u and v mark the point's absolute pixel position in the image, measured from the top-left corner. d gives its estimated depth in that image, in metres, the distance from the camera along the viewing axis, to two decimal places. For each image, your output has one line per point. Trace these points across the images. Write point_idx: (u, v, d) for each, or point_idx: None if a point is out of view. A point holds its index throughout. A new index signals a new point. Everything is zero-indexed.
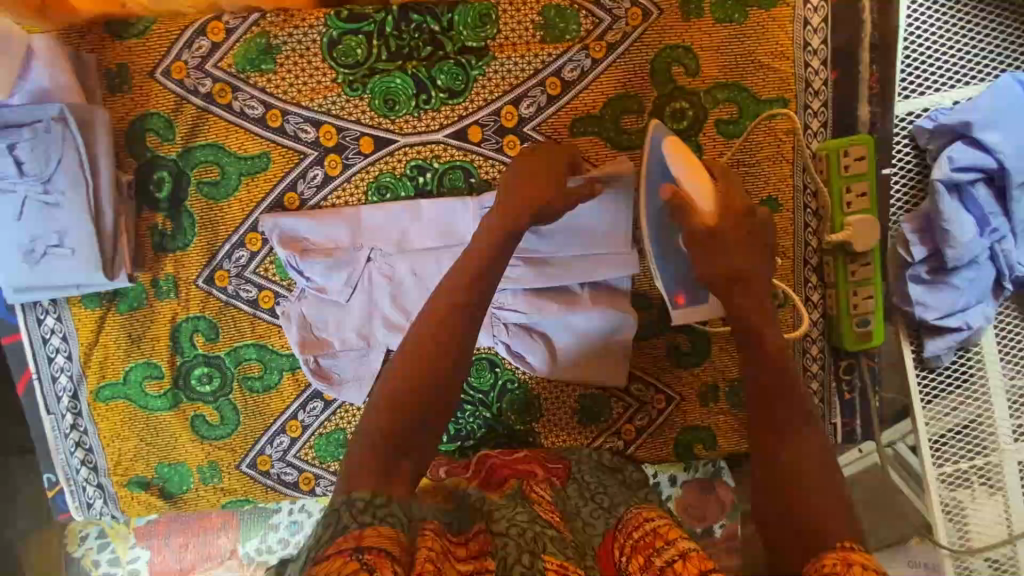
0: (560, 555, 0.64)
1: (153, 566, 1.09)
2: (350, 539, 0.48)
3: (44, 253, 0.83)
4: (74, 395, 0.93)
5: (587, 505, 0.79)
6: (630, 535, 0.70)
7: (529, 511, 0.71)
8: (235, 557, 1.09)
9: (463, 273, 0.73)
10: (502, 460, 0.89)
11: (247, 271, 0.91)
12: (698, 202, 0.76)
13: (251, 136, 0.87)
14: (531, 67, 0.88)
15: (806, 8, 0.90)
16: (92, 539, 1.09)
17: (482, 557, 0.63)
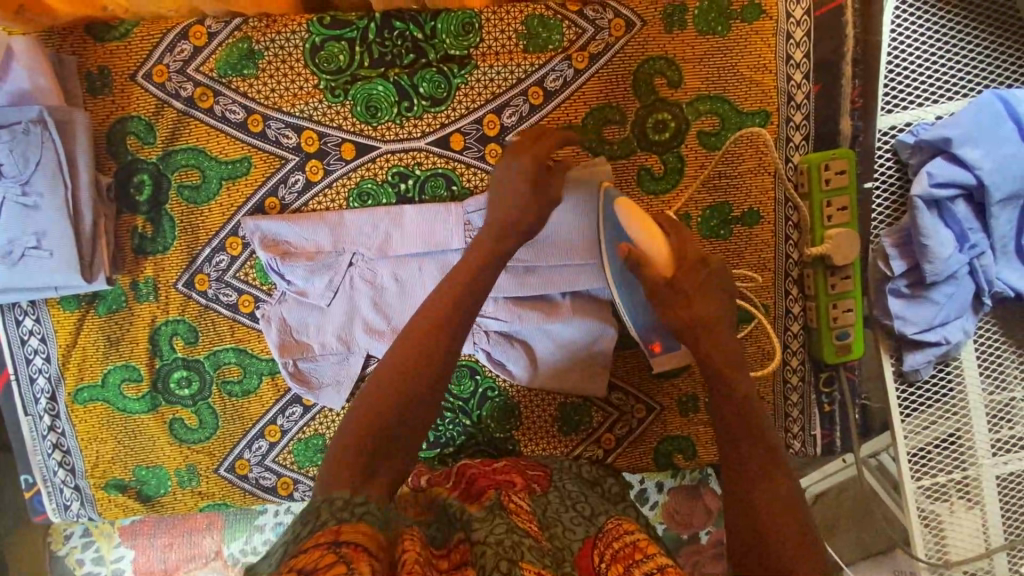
0: (538, 564, 0.64)
1: (136, 566, 1.10)
2: (327, 533, 0.48)
3: (22, 255, 0.83)
4: (51, 397, 0.93)
5: (568, 512, 0.79)
6: (609, 544, 0.72)
7: (507, 521, 0.71)
8: (219, 558, 1.09)
9: (444, 294, 0.73)
10: (482, 470, 0.90)
11: (227, 275, 0.91)
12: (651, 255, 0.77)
13: (232, 140, 0.87)
14: (513, 76, 0.88)
15: (788, 21, 0.90)
16: (76, 538, 1.09)
17: (462, 567, 0.66)
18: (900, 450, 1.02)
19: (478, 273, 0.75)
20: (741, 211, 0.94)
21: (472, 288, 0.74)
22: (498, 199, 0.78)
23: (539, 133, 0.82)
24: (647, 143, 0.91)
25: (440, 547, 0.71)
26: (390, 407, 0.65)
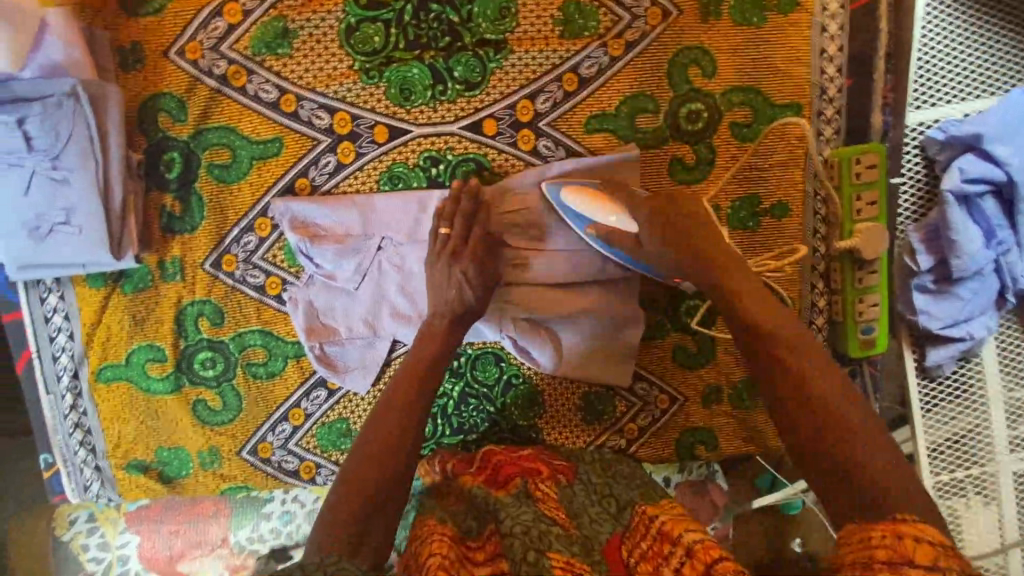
0: (566, 553, 0.64)
1: (142, 551, 1.09)
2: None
3: (50, 230, 0.82)
4: (74, 375, 0.92)
5: (594, 507, 0.78)
6: (638, 543, 0.71)
7: (533, 509, 0.71)
8: (225, 546, 1.10)
9: (409, 372, 0.82)
10: (507, 457, 0.89)
11: (255, 257, 0.91)
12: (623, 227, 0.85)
13: (264, 120, 0.87)
14: (549, 62, 0.88)
15: (823, 14, 0.90)
16: (83, 523, 1.09)
17: (497, 558, 0.69)
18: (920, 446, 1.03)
19: (439, 353, 0.83)
20: (771, 204, 0.94)
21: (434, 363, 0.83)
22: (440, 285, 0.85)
23: (470, 209, 0.86)
24: (679, 132, 0.91)
25: (475, 539, 0.73)
26: (370, 478, 0.72)
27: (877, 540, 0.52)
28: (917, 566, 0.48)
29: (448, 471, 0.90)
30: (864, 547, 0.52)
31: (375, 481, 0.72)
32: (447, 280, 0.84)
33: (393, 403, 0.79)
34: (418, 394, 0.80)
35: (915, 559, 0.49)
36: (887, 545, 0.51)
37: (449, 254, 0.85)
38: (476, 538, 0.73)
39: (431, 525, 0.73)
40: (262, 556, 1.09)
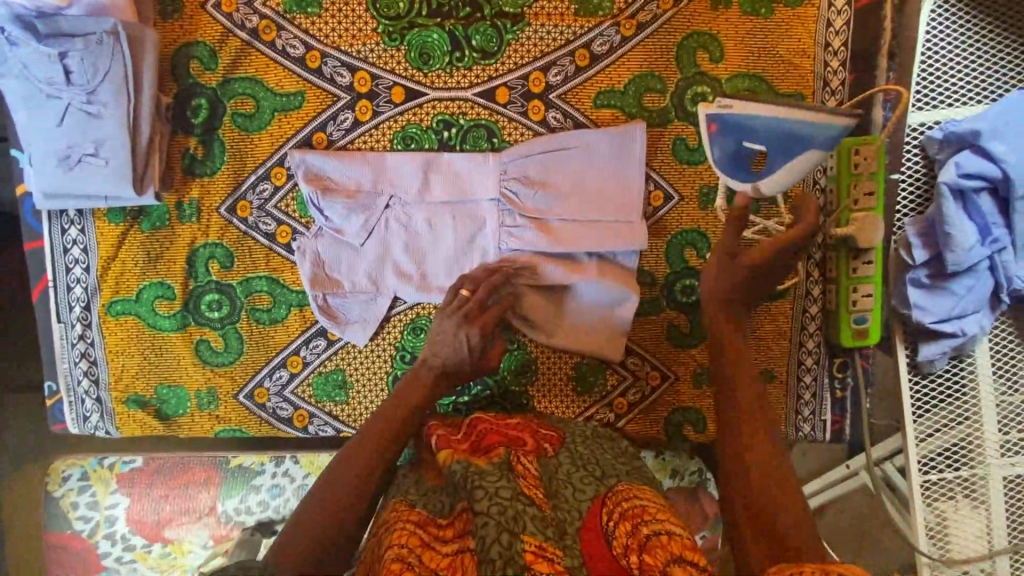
0: (539, 536, 0.66)
1: (129, 512, 1.24)
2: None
3: (78, 160, 0.87)
4: (86, 307, 0.95)
5: (578, 471, 0.79)
6: (619, 504, 0.75)
7: (512, 486, 0.71)
8: (213, 514, 1.24)
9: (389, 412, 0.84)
10: (493, 426, 0.88)
11: (268, 205, 0.94)
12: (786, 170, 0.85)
13: (289, 74, 0.91)
14: (563, 37, 0.92)
15: (830, 10, 0.95)
16: (74, 481, 1.23)
17: (465, 535, 0.72)
18: (912, 451, 1.03)
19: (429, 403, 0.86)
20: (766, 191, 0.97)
21: (415, 415, 0.85)
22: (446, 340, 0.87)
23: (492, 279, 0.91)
24: (685, 114, 0.95)
25: (445, 518, 0.75)
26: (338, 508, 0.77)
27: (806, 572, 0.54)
28: None
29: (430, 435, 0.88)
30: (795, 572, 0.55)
31: (341, 511, 0.77)
32: (453, 341, 0.86)
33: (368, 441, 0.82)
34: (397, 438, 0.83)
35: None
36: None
37: (461, 315, 0.88)
38: (447, 516, 0.76)
39: (400, 510, 0.77)
40: (246, 526, 1.23)
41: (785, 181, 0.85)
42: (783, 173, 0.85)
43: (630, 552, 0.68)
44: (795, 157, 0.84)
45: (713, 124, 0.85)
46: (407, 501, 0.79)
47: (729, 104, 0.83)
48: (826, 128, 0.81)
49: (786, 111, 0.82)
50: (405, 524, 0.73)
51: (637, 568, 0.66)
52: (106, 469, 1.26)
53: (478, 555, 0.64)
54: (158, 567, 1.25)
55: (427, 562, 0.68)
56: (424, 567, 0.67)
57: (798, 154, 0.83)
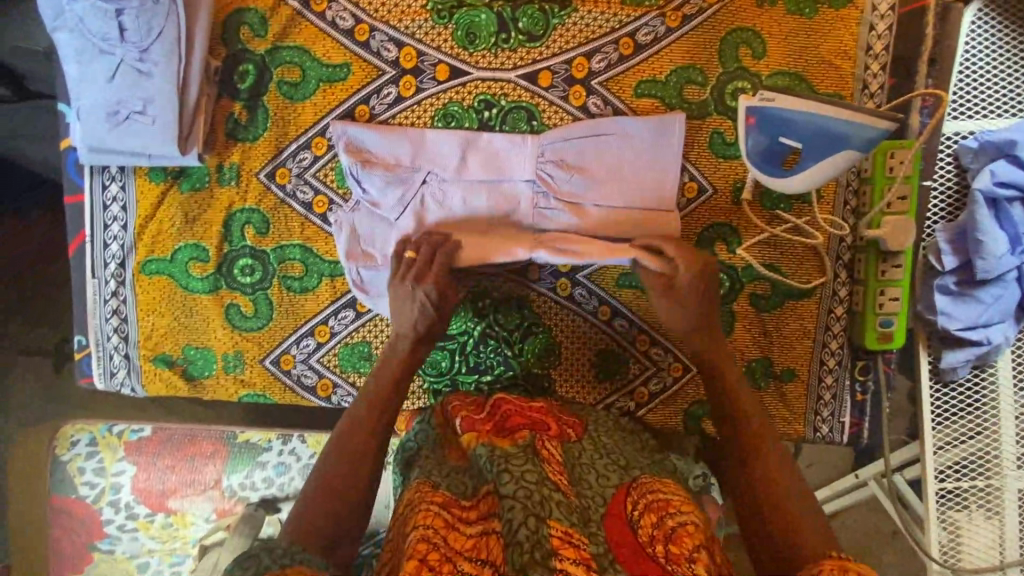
0: (566, 522, 0.64)
1: (134, 480, 1.27)
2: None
3: (127, 117, 0.88)
4: (121, 264, 0.96)
5: (603, 458, 0.80)
6: (644, 495, 0.74)
7: (538, 471, 0.71)
8: (217, 487, 1.27)
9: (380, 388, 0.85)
10: (517, 407, 0.86)
11: (308, 173, 0.95)
12: (818, 169, 0.85)
13: (337, 45, 0.92)
14: (609, 24, 0.93)
15: (873, 14, 0.95)
16: (82, 447, 1.26)
17: (490, 518, 0.71)
18: (928, 459, 1.04)
19: (401, 376, 0.86)
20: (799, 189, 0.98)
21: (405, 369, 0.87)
22: (403, 304, 0.89)
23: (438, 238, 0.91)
24: (724, 108, 0.95)
25: (469, 500, 0.75)
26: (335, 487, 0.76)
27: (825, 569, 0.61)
28: None
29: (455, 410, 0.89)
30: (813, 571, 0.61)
31: (341, 489, 0.76)
32: (414, 303, 0.87)
33: (365, 417, 0.82)
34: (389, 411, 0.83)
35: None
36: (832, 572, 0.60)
37: (414, 277, 0.88)
38: (470, 498, 0.75)
39: (423, 491, 0.75)
40: (250, 501, 1.26)
41: (819, 177, 0.86)
42: (817, 169, 0.86)
43: (656, 542, 0.67)
44: (833, 155, 0.84)
45: (752, 117, 0.85)
46: (431, 481, 0.79)
47: (770, 98, 0.82)
48: (867, 130, 0.80)
49: (826, 107, 0.81)
50: (430, 506, 0.73)
51: (663, 556, 0.65)
52: (114, 436, 1.29)
53: (505, 539, 0.64)
54: (160, 537, 1.27)
55: (453, 544, 0.67)
56: (450, 548, 0.66)
57: (835, 153, 0.84)
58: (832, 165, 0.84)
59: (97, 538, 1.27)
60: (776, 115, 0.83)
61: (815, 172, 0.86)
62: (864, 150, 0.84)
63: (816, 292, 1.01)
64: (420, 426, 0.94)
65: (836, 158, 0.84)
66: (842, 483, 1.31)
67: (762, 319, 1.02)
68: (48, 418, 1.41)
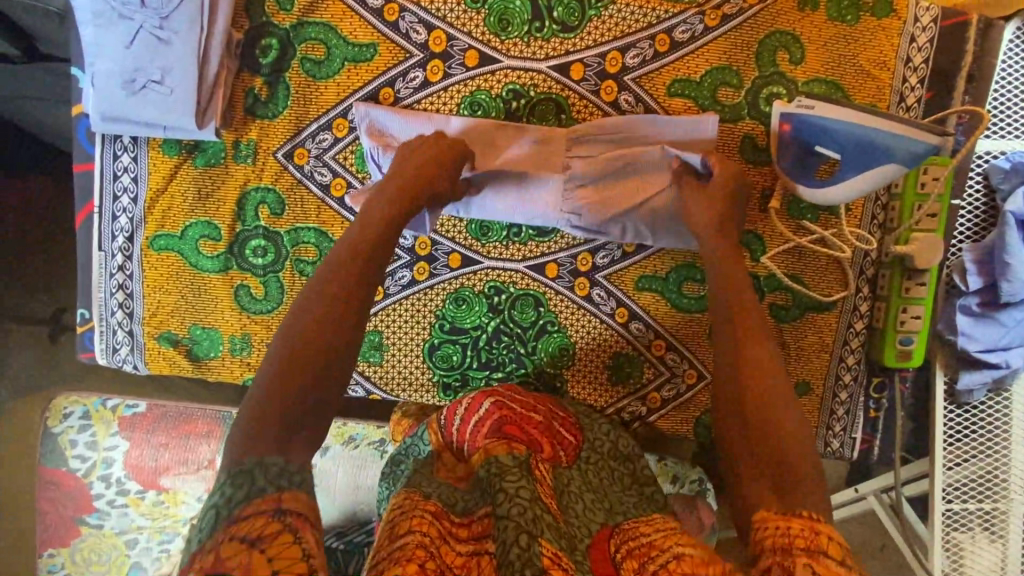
0: (556, 544, 0.61)
1: (126, 455, 1.24)
2: (269, 500, 0.51)
3: (143, 86, 0.84)
4: (129, 238, 0.93)
5: (589, 494, 0.77)
6: (626, 541, 0.70)
7: (532, 489, 0.68)
8: (210, 467, 1.25)
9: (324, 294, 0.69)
10: (512, 417, 0.83)
11: (327, 155, 0.93)
12: (859, 182, 0.84)
13: (365, 24, 0.89)
14: (646, 19, 0.90)
15: (915, 25, 0.93)
16: (74, 419, 1.23)
17: (482, 540, 0.69)
18: (939, 476, 1.03)
19: (376, 252, 0.75)
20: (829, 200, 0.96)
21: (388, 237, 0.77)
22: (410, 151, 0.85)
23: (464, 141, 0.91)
24: (758, 113, 0.93)
25: (462, 516, 0.72)
26: (288, 392, 0.60)
27: (796, 530, 0.57)
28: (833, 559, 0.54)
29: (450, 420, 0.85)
30: (783, 532, 0.57)
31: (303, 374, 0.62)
32: (427, 147, 0.84)
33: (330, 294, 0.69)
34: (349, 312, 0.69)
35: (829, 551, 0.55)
36: (804, 536, 0.56)
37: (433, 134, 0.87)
38: (462, 514, 0.72)
39: (413, 499, 0.71)
40: None
41: (858, 191, 0.85)
42: (857, 182, 0.84)
43: None
44: (874, 168, 0.82)
45: (787, 123, 0.86)
46: (421, 492, 0.73)
47: (810, 105, 0.83)
48: (914, 145, 0.79)
49: (868, 118, 0.81)
50: (422, 514, 0.68)
51: None
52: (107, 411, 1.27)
53: (497, 559, 0.61)
54: (150, 514, 1.26)
55: (446, 556, 0.63)
56: (443, 560, 0.62)
57: (877, 164, 0.81)
58: (875, 179, 0.82)
59: (85, 512, 1.25)
60: (814, 123, 0.84)
61: (856, 185, 0.84)
62: (909, 165, 0.81)
63: (837, 305, 0.99)
64: (413, 439, 0.93)
65: (879, 170, 0.82)
66: (841, 496, 1.29)
67: (782, 330, 1.00)
68: (42, 389, 1.39)
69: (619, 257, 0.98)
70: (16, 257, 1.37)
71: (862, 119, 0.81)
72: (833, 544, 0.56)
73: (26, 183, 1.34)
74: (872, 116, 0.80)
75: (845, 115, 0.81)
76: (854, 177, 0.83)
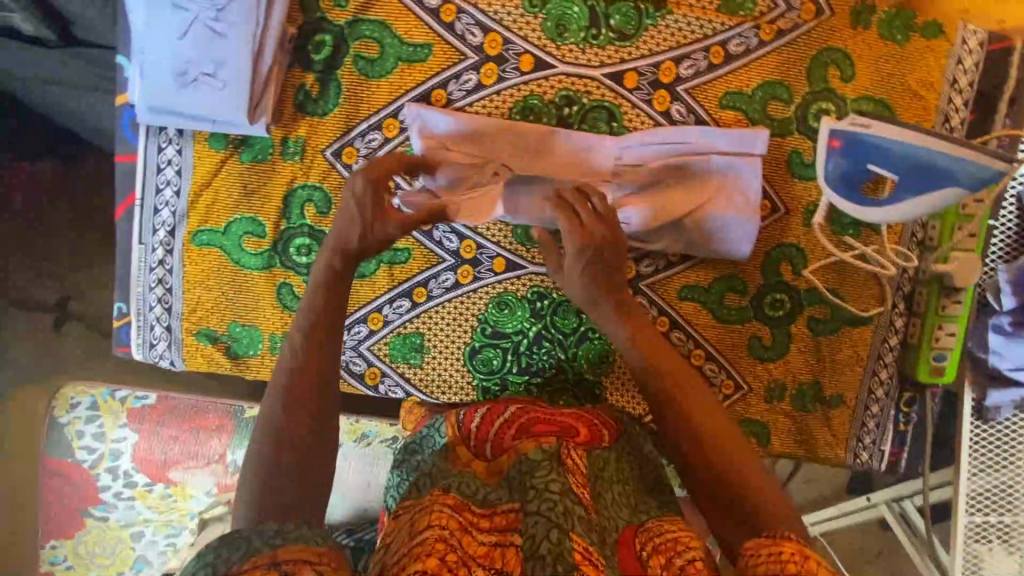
0: (587, 539, 0.61)
1: (136, 448, 1.23)
2: (264, 558, 0.55)
3: (195, 79, 0.83)
4: (170, 232, 0.92)
5: (618, 486, 0.78)
6: (653, 537, 0.68)
7: (562, 481, 0.67)
8: (221, 462, 1.24)
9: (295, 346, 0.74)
10: (540, 415, 0.87)
11: (375, 155, 0.91)
12: (920, 203, 0.85)
13: (421, 24, 0.88)
14: (701, 31, 0.91)
15: (962, 48, 0.93)
16: (82, 410, 1.21)
17: (507, 532, 0.66)
18: (962, 486, 1.04)
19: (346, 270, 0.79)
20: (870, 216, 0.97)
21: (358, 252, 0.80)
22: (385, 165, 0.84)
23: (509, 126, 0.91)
24: (805, 128, 0.94)
25: (484, 506, 0.69)
26: (281, 462, 0.68)
27: (786, 556, 0.56)
28: None
29: (469, 418, 0.87)
30: (776, 560, 0.56)
31: (290, 439, 0.69)
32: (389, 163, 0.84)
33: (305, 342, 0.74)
34: (321, 356, 0.74)
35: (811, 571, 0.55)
36: (795, 561, 0.56)
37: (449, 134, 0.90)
38: (483, 505, 0.69)
39: (434, 496, 0.69)
40: None
41: (919, 211, 0.86)
42: (918, 203, 0.85)
43: None
44: (936, 191, 0.84)
45: (837, 139, 0.85)
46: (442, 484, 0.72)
47: (867, 123, 0.83)
48: (980, 169, 0.81)
49: (930, 139, 0.82)
50: (441, 508, 0.67)
51: None
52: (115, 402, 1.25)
53: (525, 553, 0.61)
54: (156, 508, 1.25)
55: (467, 548, 0.63)
56: (465, 553, 0.62)
57: (941, 187, 0.83)
58: (938, 198, 0.84)
59: (90, 504, 1.22)
60: (866, 142, 0.84)
61: (918, 206, 0.85)
62: (972, 189, 0.83)
63: (877, 319, 1.00)
64: (430, 430, 0.91)
65: (941, 193, 0.83)
66: (849, 504, 1.30)
67: (819, 343, 1.01)
68: (46, 377, 1.37)
69: (663, 267, 0.99)
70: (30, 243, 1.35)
71: (925, 140, 0.82)
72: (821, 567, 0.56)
73: (36, 171, 1.31)
74: (934, 138, 0.82)
75: (905, 134, 0.82)
76: (914, 197, 0.85)
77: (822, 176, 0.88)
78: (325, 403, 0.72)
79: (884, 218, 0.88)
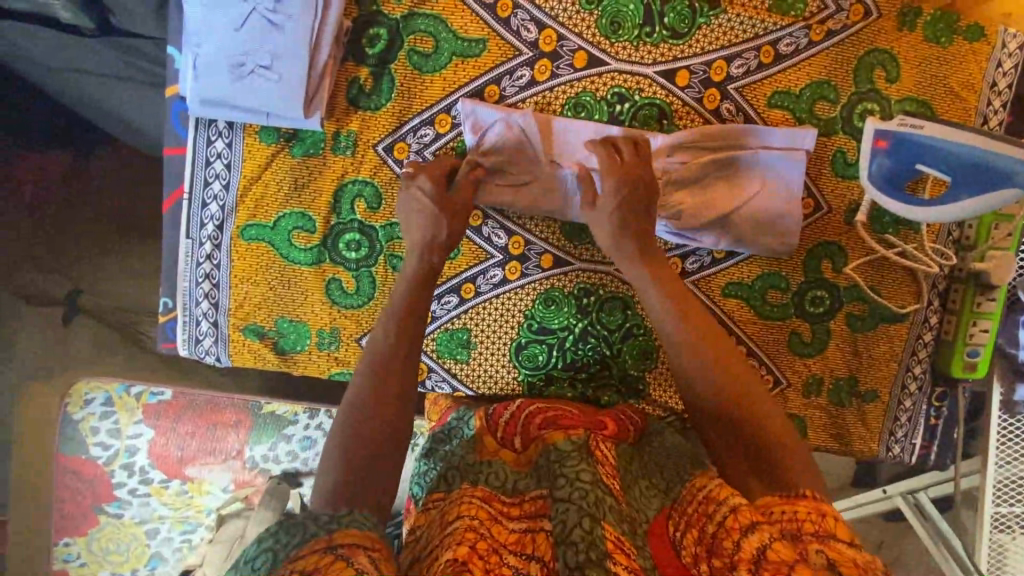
0: (618, 528, 0.60)
1: (151, 444, 1.21)
2: (322, 541, 0.55)
3: (251, 71, 0.83)
4: (219, 226, 0.91)
5: (643, 480, 0.75)
6: (684, 509, 0.68)
7: (592, 471, 0.66)
8: (239, 458, 1.22)
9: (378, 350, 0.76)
10: (563, 411, 0.84)
11: (426, 151, 0.91)
12: (971, 202, 0.86)
13: (476, 19, 0.88)
14: (753, 31, 0.92)
15: (1003, 51, 0.95)
16: (97, 405, 1.19)
17: (538, 518, 0.67)
18: (989, 475, 1.06)
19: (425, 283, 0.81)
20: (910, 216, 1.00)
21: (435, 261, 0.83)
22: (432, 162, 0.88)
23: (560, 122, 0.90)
24: (850, 128, 0.95)
25: (512, 496, 0.70)
26: (359, 452, 0.68)
27: (802, 513, 0.60)
28: (840, 540, 0.57)
29: (498, 412, 0.85)
30: (791, 518, 0.60)
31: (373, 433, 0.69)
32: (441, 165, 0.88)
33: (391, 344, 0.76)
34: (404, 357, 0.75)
35: (838, 534, 0.58)
36: (811, 519, 0.59)
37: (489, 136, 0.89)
38: (511, 494, 0.70)
39: (463, 489, 0.70)
40: (272, 475, 1.22)
41: (971, 211, 0.86)
42: (971, 202, 0.86)
43: (700, 560, 0.61)
44: (987, 190, 0.85)
45: (883, 139, 0.88)
46: (468, 479, 0.73)
47: (917, 124, 0.86)
48: None
49: (977, 140, 0.85)
50: (470, 500, 0.68)
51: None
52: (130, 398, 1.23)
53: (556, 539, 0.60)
54: (172, 504, 1.22)
55: (498, 536, 0.63)
56: (495, 541, 0.62)
57: (994, 186, 0.84)
58: (989, 197, 0.85)
59: (104, 501, 1.21)
60: (914, 143, 0.87)
61: (970, 205, 0.86)
62: None
63: (914, 315, 1.03)
64: (457, 421, 0.89)
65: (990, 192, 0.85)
66: (866, 496, 1.33)
67: (857, 340, 1.03)
68: (43, 371, 1.32)
69: (708, 263, 1.00)
70: (40, 235, 1.31)
71: (970, 140, 0.85)
72: (838, 524, 0.59)
73: (43, 161, 1.27)
74: (981, 139, 0.85)
75: (952, 135, 0.86)
76: (966, 195, 0.86)
77: (866, 175, 0.90)
78: (402, 405, 0.72)
79: (937, 216, 0.88)
